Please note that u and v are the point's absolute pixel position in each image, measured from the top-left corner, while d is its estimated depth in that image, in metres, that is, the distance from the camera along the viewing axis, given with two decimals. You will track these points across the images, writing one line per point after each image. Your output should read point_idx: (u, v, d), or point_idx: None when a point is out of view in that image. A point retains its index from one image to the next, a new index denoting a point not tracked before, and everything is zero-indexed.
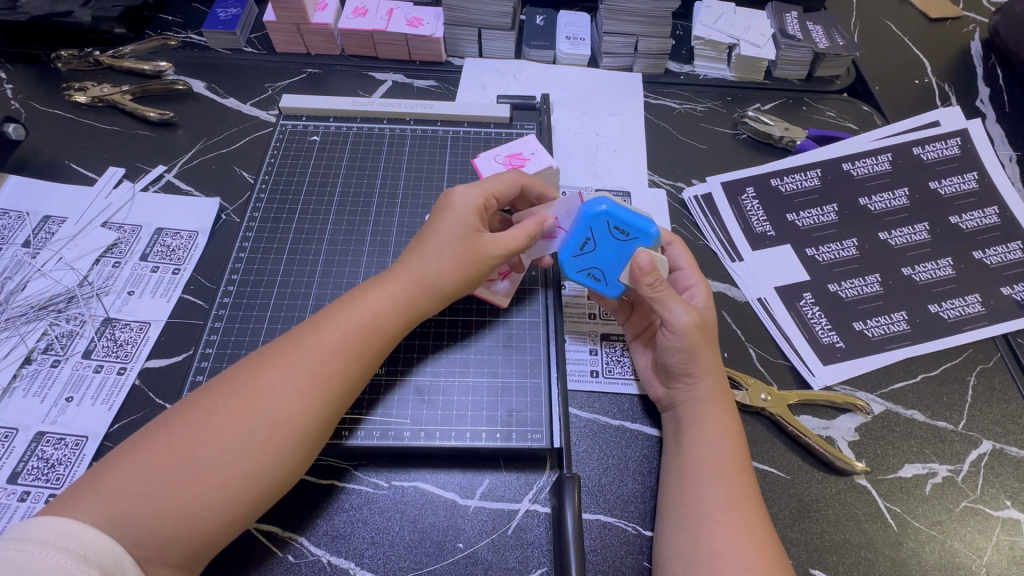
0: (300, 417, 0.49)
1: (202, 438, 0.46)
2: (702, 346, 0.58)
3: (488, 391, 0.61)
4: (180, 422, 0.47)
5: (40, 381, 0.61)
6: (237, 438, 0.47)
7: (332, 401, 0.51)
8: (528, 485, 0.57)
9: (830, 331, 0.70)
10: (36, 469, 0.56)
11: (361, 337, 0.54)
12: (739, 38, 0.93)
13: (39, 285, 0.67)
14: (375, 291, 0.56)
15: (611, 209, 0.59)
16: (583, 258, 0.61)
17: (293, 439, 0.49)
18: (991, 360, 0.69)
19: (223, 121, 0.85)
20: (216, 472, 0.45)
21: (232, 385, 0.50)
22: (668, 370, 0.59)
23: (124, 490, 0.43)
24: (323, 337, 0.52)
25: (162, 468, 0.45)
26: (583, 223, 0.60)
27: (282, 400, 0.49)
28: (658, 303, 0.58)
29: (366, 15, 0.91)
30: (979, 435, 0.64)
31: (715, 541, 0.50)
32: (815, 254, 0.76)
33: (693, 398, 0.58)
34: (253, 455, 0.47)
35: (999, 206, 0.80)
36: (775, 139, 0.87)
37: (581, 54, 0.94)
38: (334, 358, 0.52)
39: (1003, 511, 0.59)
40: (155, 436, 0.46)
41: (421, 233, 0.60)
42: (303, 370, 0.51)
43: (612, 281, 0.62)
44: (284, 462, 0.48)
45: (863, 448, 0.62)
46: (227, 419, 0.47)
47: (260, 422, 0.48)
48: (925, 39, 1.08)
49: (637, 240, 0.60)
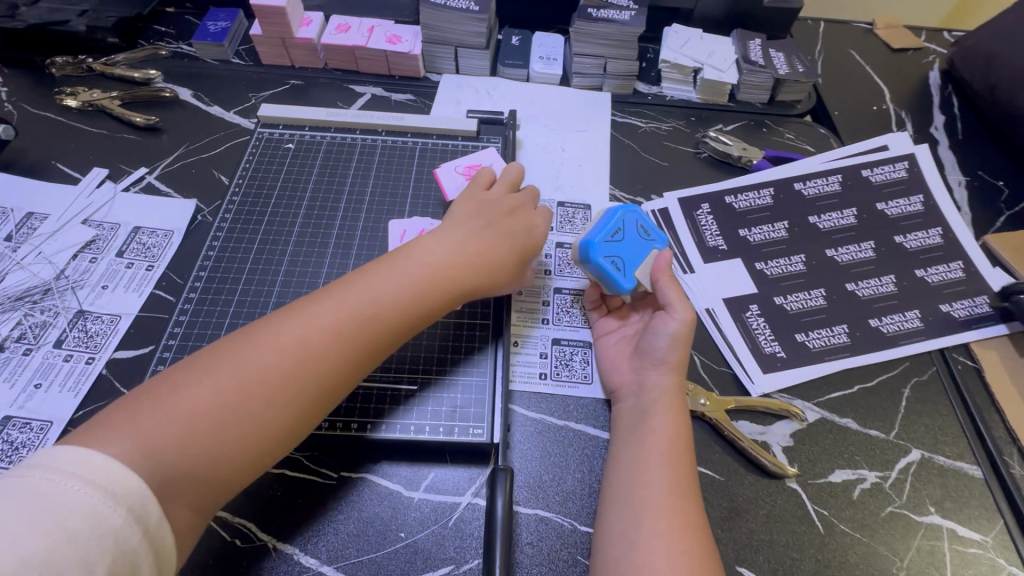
0: (328, 374, 0.52)
1: (233, 385, 0.49)
2: (688, 345, 0.64)
3: (436, 388, 0.64)
4: (209, 372, 0.49)
5: (11, 368, 0.64)
6: (267, 387, 0.50)
7: (359, 365, 0.54)
8: (470, 479, 0.60)
9: (773, 341, 0.73)
10: (1, 450, 0.58)
11: (392, 303, 0.57)
12: (703, 62, 0.98)
13: (17, 277, 0.70)
14: (421, 262, 0.60)
15: (639, 213, 0.70)
16: (610, 245, 0.67)
17: (316, 395, 0.52)
18: (926, 373, 0.72)
19: (206, 127, 0.89)
20: (246, 417, 0.48)
21: (258, 335, 0.52)
22: (651, 358, 0.64)
23: (155, 433, 0.45)
24: (349, 300, 0.55)
25: (195, 409, 0.47)
26: (619, 216, 0.69)
27: (310, 355, 0.52)
28: (668, 293, 0.65)
29: (349, 31, 0.95)
30: (909, 444, 0.67)
31: (653, 526, 0.53)
32: (763, 268, 0.79)
33: (660, 390, 0.62)
34: (282, 405, 0.50)
35: (943, 227, 0.84)
36: (734, 158, 0.91)
37: (552, 74, 0.99)
38: (362, 321, 0.55)
39: (927, 516, 0.62)
40: (182, 378, 0.48)
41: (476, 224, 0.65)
42: (330, 329, 0.53)
43: (629, 273, 0.67)
44: (310, 413, 0.52)
45: (796, 454, 0.65)
46: (259, 368, 0.50)
47: (289, 376, 0.51)
48: (885, 68, 1.13)
49: (656, 243, 0.70)
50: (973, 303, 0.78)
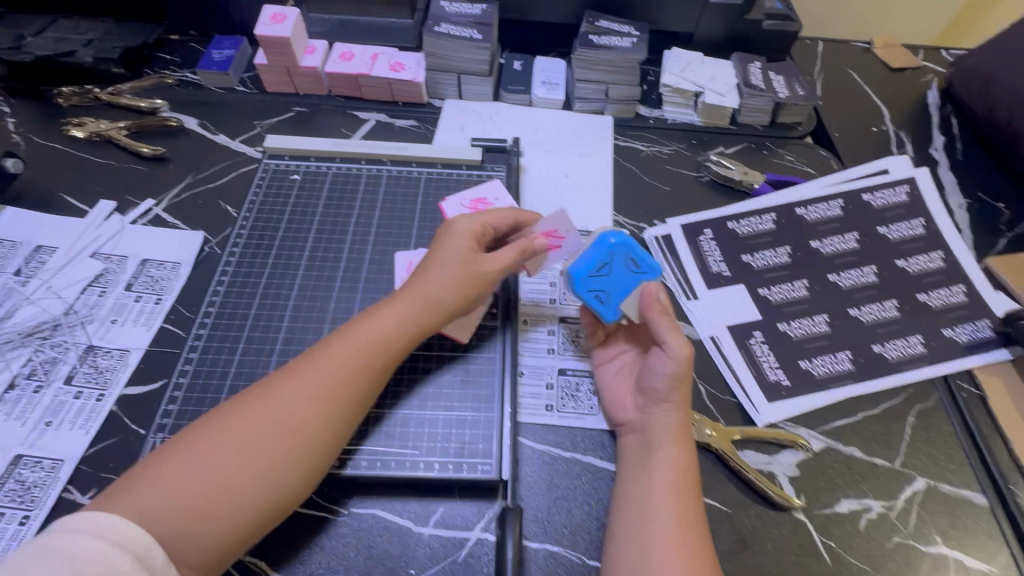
0: (318, 435, 0.55)
1: (228, 452, 0.51)
2: (688, 380, 0.63)
3: (444, 423, 0.64)
4: (205, 434, 0.52)
5: (22, 406, 0.64)
6: (259, 453, 0.52)
7: (345, 412, 0.57)
8: (480, 513, 0.60)
9: (777, 369, 0.74)
10: (12, 490, 0.59)
11: (373, 362, 0.60)
12: (704, 86, 0.99)
13: (27, 313, 0.71)
14: (395, 310, 0.63)
15: (627, 243, 0.68)
16: (596, 279, 0.67)
17: (306, 445, 0.54)
18: (929, 400, 0.73)
19: (212, 157, 0.90)
20: (243, 482, 0.51)
21: (248, 402, 0.55)
22: (651, 393, 0.63)
23: (154, 496, 0.48)
24: (335, 361, 0.58)
25: (192, 478, 0.49)
26: (606, 250, 0.68)
27: (300, 419, 0.54)
28: (663, 329, 0.63)
29: (352, 59, 0.96)
30: (914, 473, 0.67)
31: (660, 560, 0.54)
32: (767, 294, 0.80)
33: (665, 425, 0.62)
34: (276, 470, 0.52)
35: (944, 250, 0.85)
36: (736, 182, 0.92)
37: (555, 99, 1.00)
38: (347, 382, 0.58)
39: (933, 547, 0.62)
40: (180, 448, 0.51)
41: (456, 253, 0.65)
42: (318, 391, 0.56)
43: (613, 306, 0.67)
44: (304, 474, 0.54)
45: (803, 484, 0.65)
46: (252, 435, 0.53)
47: (281, 438, 0.53)
48: (884, 88, 1.14)
49: (646, 275, 0.68)
50: (976, 327, 0.78)
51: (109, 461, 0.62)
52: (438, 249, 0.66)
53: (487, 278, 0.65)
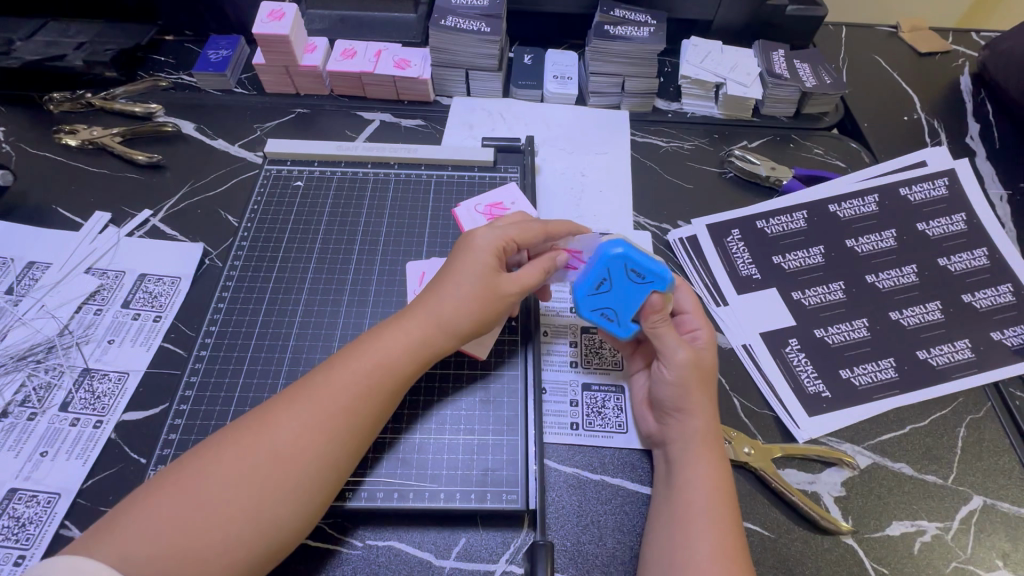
0: (319, 468, 0.50)
1: (222, 486, 0.47)
2: (697, 384, 0.58)
3: (464, 449, 0.60)
4: (195, 466, 0.48)
5: (15, 436, 0.61)
6: (251, 486, 0.48)
7: (346, 440, 0.52)
8: (505, 544, 0.56)
9: (816, 379, 0.69)
10: (6, 528, 0.55)
11: (380, 386, 0.55)
12: (726, 77, 0.93)
13: (20, 334, 0.67)
14: (406, 331, 0.58)
15: (629, 254, 0.59)
16: (593, 297, 0.61)
17: (303, 476, 0.49)
18: (981, 410, 0.68)
19: (210, 163, 0.85)
20: (237, 520, 0.46)
21: (243, 432, 0.50)
22: (662, 406, 0.60)
23: (137, 535, 0.44)
24: (337, 386, 0.53)
25: (183, 516, 0.45)
26: (601, 264, 0.60)
27: (299, 450, 0.50)
28: (655, 336, 0.60)
29: (355, 56, 0.92)
30: (969, 490, 0.62)
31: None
32: (801, 298, 0.75)
33: (687, 436, 0.57)
34: (273, 506, 0.48)
35: (989, 247, 0.79)
36: (762, 178, 0.87)
37: (568, 94, 0.95)
38: (351, 410, 0.53)
39: (995, 572, 0.58)
40: (169, 482, 0.47)
41: (475, 272, 0.60)
42: (320, 419, 0.51)
43: (624, 321, 0.62)
44: (304, 510, 0.49)
45: (849, 504, 0.61)
46: (247, 468, 0.48)
47: (274, 468, 0.49)
48: (914, 74, 1.08)
49: (654, 286, 0.59)
50: None
51: (108, 494, 0.58)
52: (454, 266, 0.61)
53: (508, 300, 0.61)
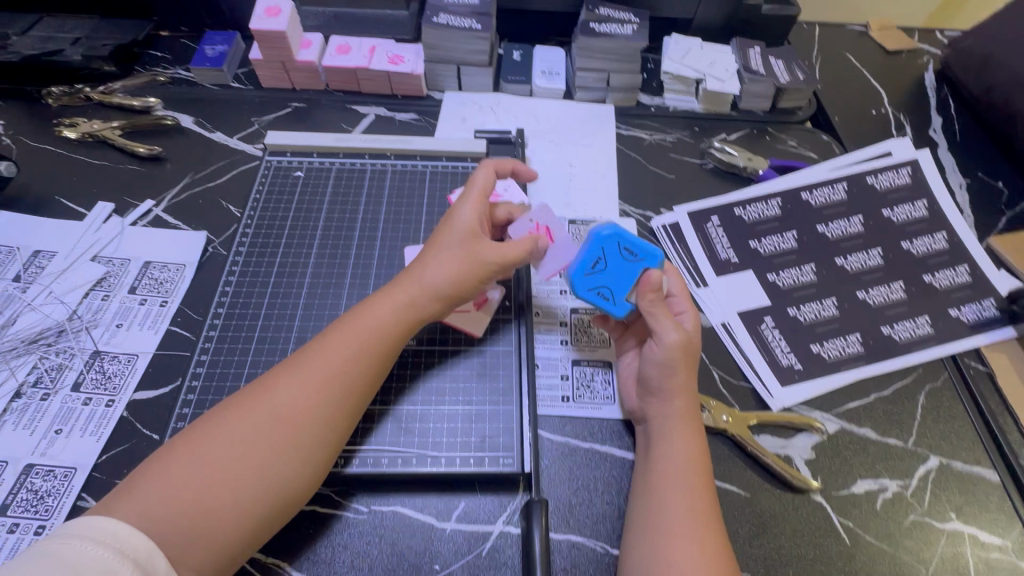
0: (316, 428, 0.54)
1: (230, 446, 0.50)
2: (682, 365, 0.62)
3: (463, 417, 0.64)
4: (202, 429, 0.52)
5: (30, 415, 0.63)
6: (254, 446, 0.51)
7: (341, 403, 0.56)
8: (501, 506, 0.60)
9: (789, 353, 0.74)
10: (26, 501, 0.58)
11: (372, 352, 0.59)
12: (705, 72, 0.98)
13: (29, 319, 0.69)
14: (393, 299, 0.62)
15: (622, 233, 0.66)
16: (590, 277, 0.66)
17: (302, 435, 0.53)
18: (939, 379, 0.74)
19: (210, 155, 0.88)
20: (242, 477, 0.50)
21: (246, 398, 0.54)
22: (647, 384, 0.63)
23: (157, 495, 0.47)
24: (331, 353, 0.57)
25: (194, 475, 0.48)
26: (596, 244, 0.67)
27: (300, 411, 0.53)
28: (651, 317, 0.63)
29: (350, 52, 0.95)
30: (927, 451, 0.68)
31: (670, 553, 0.53)
32: (775, 279, 0.80)
33: (665, 415, 0.62)
34: (277, 464, 0.51)
35: (948, 231, 0.85)
36: (739, 168, 0.92)
37: (555, 88, 0.99)
38: (346, 373, 0.57)
39: (949, 523, 0.63)
40: (180, 447, 0.50)
41: (454, 242, 0.64)
42: (317, 382, 0.55)
43: (620, 300, 0.65)
44: (306, 468, 0.53)
45: (818, 466, 0.66)
46: (252, 428, 0.52)
47: (275, 429, 0.52)
48: (881, 70, 1.14)
49: (645, 263, 0.66)
50: (981, 306, 0.79)
51: (123, 467, 0.61)
52: (438, 240, 0.66)
53: (487, 264, 0.63)
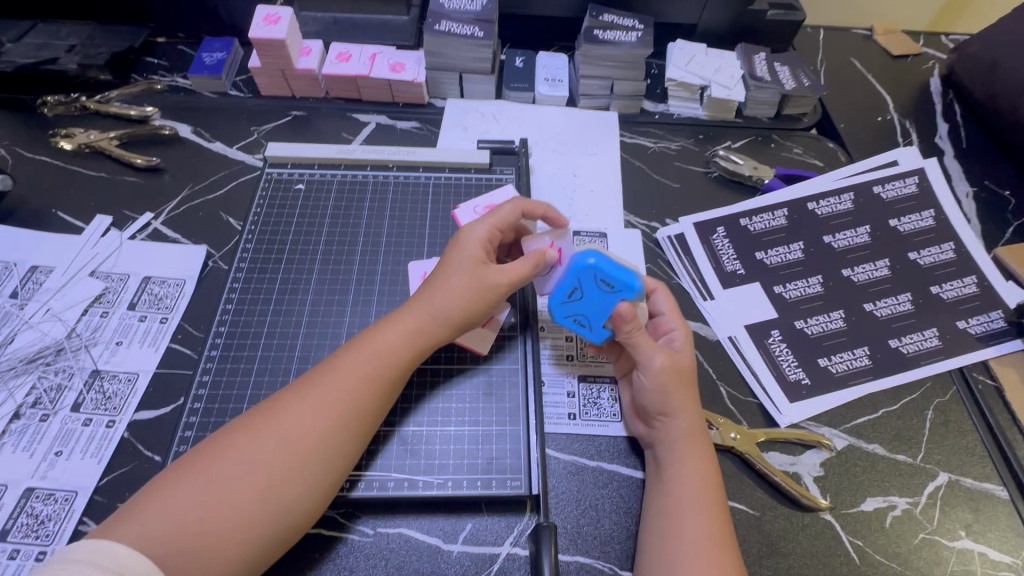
0: (325, 453, 0.53)
1: (237, 469, 0.50)
2: (677, 388, 0.62)
3: (469, 439, 0.63)
4: (210, 451, 0.51)
5: (29, 436, 0.62)
6: (262, 470, 0.50)
7: (351, 427, 0.55)
8: (509, 528, 0.60)
9: (797, 367, 0.73)
10: (26, 526, 0.57)
11: (381, 377, 0.58)
12: (710, 80, 0.97)
13: (27, 338, 0.68)
14: (401, 323, 0.61)
15: (600, 264, 0.61)
16: (570, 305, 0.64)
17: (311, 460, 0.52)
18: (947, 394, 0.73)
19: (209, 166, 0.87)
20: (248, 501, 0.49)
21: (256, 420, 0.53)
22: (646, 410, 0.63)
23: (160, 518, 0.46)
24: (341, 375, 0.56)
25: (200, 498, 0.48)
26: (571, 274, 0.62)
27: (308, 436, 0.53)
28: (633, 346, 0.63)
29: (350, 60, 0.93)
30: (936, 468, 0.67)
31: None
32: (782, 291, 0.80)
33: (671, 436, 0.61)
34: (283, 488, 0.50)
35: (955, 241, 0.85)
36: (745, 178, 0.91)
37: (559, 96, 0.98)
38: (356, 396, 0.56)
39: (958, 541, 0.63)
40: (186, 470, 0.50)
41: (463, 267, 0.63)
42: (326, 406, 0.54)
43: (596, 327, 0.65)
44: (313, 494, 0.52)
45: (827, 483, 0.65)
46: (259, 452, 0.51)
47: (283, 454, 0.51)
48: (886, 75, 1.13)
49: (623, 294, 0.62)
50: (989, 318, 0.78)
51: (125, 490, 0.60)
52: (445, 266, 0.65)
53: (493, 287, 0.63)
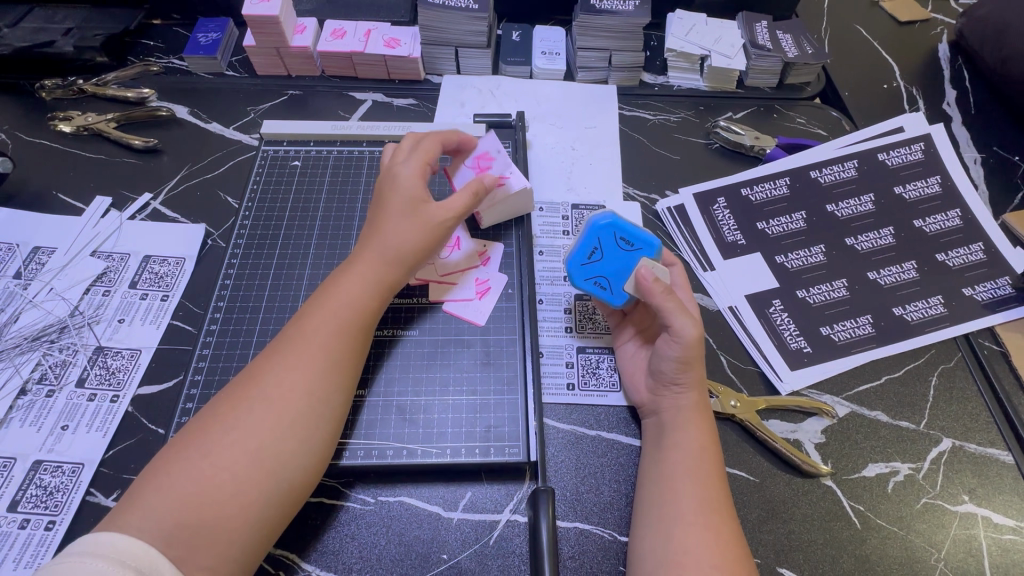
0: (304, 405, 0.53)
1: (225, 437, 0.50)
2: (698, 361, 0.61)
3: (468, 408, 0.63)
4: (198, 427, 0.52)
5: (36, 411, 0.63)
6: (247, 432, 0.51)
7: (327, 378, 0.55)
8: (508, 495, 0.60)
9: (798, 336, 0.73)
10: (35, 496, 0.58)
11: (350, 329, 0.58)
12: (710, 49, 0.95)
13: (31, 316, 0.69)
14: (361, 275, 0.61)
15: (619, 222, 0.66)
16: (592, 267, 0.67)
17: (293, 414, 0.53)
18: (952, 360, 0.72)
19: (206, 146, 0.87)
20: (239, 465, 0.49)
21: (234, 390, 0.54)
22: (661, 378, 0.62)
23: (161, 498, 0.47)
24: (308, 332, 0.57)
25: (193, 473, 0.48)
26: (593, 234, 0.67)
27: (285, 392, 0.53)
28: (666, 311, 0.61)
29: (345, 37, 0.92)
30: (940, 434, 0.67)
31: (682, 544, 0.52)
32: (784, 261, 0.79)
33: (678, 408, 0.61)
34: (275, 450, 0.51)
35: (962, 208, 0.83)
36: (746, 148, 0.89)
37: (556, 69, 0.97)
38: (327, 348, 0.56)
39: (961, 506, 0.62)
40: (178, 449, 0.50)
41: (406, 205, 0.65)
42: (298, 361, 0.55)
43: (619, 290, 0.66)
44: (304, 446, 0.52)
45: (828, 450, 0.65)
46: (241, 417, 0.52)
47: (265, 413, 0.52)
48: (893, 42, 1.10)
49: (643, 252, 0.66)
50: (996, 285, 0.77)
51: (130, 462, 0.61)
52: (388, 202, 0.65)
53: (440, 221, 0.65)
